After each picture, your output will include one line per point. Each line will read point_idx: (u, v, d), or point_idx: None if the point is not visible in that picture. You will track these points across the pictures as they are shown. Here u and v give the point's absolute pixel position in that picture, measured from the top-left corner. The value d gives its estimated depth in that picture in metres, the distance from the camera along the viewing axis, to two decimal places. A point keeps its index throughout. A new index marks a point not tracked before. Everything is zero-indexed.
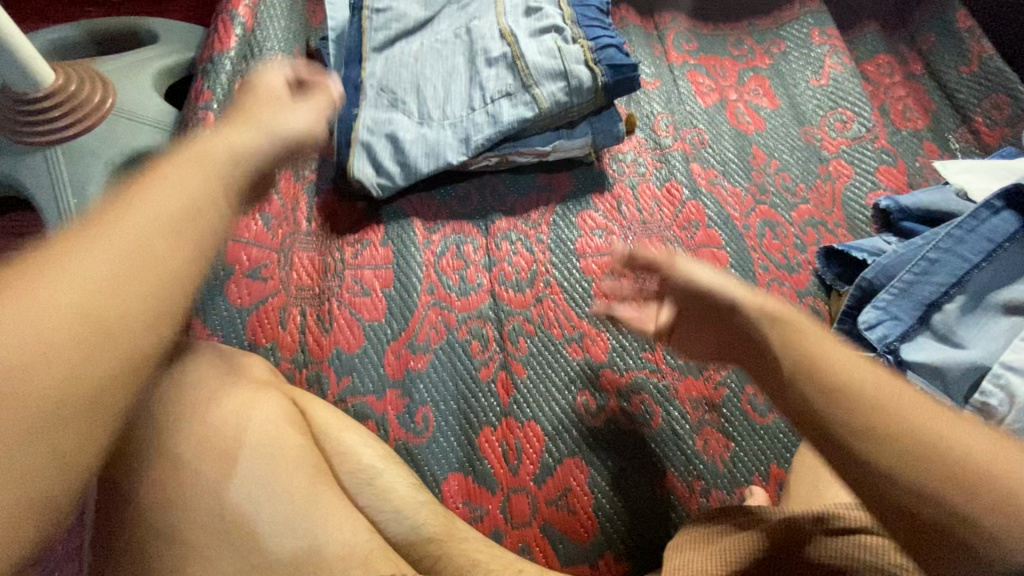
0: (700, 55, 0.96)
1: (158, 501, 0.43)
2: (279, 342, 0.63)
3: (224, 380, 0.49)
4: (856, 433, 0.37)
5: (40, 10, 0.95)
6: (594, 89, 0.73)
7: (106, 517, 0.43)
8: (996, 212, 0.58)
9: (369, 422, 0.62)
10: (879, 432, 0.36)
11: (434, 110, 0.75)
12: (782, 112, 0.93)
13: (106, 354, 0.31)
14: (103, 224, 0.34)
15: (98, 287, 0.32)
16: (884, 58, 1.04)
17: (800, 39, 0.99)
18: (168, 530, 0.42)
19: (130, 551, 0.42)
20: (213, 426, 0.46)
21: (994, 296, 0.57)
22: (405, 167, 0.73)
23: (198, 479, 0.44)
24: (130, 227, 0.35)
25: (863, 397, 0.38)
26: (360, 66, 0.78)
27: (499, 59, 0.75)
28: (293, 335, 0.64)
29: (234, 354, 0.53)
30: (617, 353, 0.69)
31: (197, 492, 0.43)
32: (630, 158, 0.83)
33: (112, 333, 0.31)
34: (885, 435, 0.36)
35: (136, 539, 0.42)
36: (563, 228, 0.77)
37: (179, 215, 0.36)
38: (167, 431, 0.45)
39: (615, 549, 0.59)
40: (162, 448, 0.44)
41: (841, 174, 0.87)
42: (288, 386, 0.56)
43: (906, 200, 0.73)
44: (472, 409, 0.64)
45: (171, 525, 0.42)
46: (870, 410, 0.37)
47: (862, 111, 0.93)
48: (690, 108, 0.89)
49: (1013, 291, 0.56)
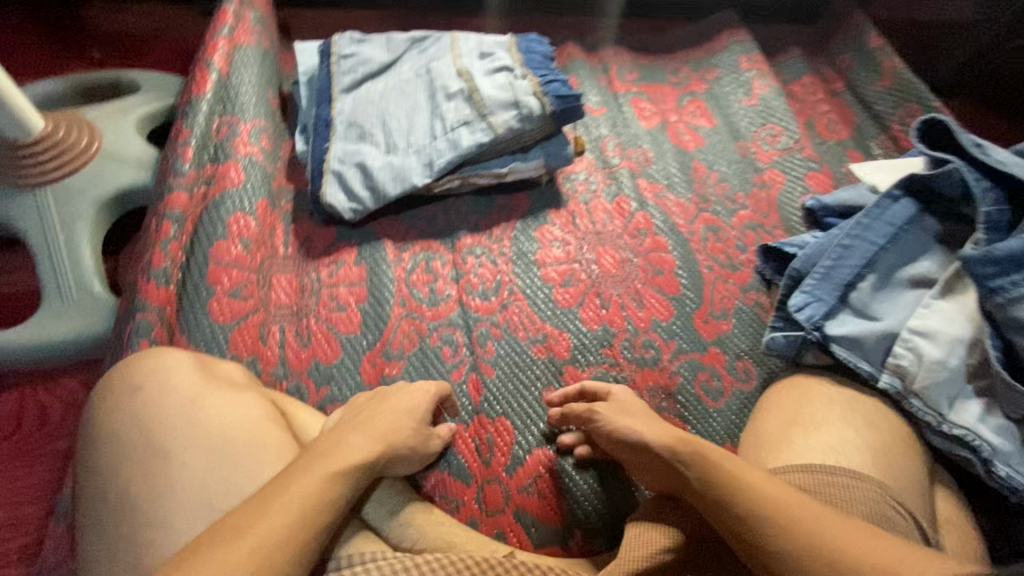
0: (641, 84, 1.06)
1: (149, 494, 0.47)
2: (260, 356, 0.67)
3: (205, 384, 0.53)
4: (768, 532, 0.48)
5: (27, 65, 1.02)
6: (543, 116, 0.81)
7: (102, 511, 0.48)
8: (896, 199, 0.67)
9: None
10: (781, 524, 0.48)
11: (398, 140, 0.82)
12: (719, 130, 1.02)
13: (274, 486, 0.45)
14: (204, 420, 0.50)
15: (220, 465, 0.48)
16: (808, 78, 1.15)
17: (730, 65, 1.09)
18: (158, 520, 0.46)
19: (126, 539, 0.46)
20: (196, 425, 0.50)
21: (901, 272, 0.66)
22: (375, 192, 0.79)
23: (185, 471, 0.48)
24: (218, 418, 0.50)
25: (764, 498, 0.49)
26: (330, 105, 0.85)
27: (457, 94, 0.83)
28: (272, 350, 0.68)
29: (214, 361, 0.57)
30: (578, 350, 0.75)
31: (184, 484, 0.48)
32: (582, 177, 0.91)
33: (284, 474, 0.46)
34: (785, 525, 0.48)
35: (130, 528, 0.46)
36: (524, 241, 0.83)
37: (252, 404, 0.52)
38: (157, 430, 0.50)
39: (584, 528, 0.63)
40: (153, 445, 0.49)
41: (775, 182, 0.95)
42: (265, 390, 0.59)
43: (827, 199, 0.82)
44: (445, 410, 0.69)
45: (161, 515, 0.46)
46: (770, 505, 0.49)
47: (789, 125, 1.02)
48: (635, 130, 0.98)
49: (917, 266, 0.65)
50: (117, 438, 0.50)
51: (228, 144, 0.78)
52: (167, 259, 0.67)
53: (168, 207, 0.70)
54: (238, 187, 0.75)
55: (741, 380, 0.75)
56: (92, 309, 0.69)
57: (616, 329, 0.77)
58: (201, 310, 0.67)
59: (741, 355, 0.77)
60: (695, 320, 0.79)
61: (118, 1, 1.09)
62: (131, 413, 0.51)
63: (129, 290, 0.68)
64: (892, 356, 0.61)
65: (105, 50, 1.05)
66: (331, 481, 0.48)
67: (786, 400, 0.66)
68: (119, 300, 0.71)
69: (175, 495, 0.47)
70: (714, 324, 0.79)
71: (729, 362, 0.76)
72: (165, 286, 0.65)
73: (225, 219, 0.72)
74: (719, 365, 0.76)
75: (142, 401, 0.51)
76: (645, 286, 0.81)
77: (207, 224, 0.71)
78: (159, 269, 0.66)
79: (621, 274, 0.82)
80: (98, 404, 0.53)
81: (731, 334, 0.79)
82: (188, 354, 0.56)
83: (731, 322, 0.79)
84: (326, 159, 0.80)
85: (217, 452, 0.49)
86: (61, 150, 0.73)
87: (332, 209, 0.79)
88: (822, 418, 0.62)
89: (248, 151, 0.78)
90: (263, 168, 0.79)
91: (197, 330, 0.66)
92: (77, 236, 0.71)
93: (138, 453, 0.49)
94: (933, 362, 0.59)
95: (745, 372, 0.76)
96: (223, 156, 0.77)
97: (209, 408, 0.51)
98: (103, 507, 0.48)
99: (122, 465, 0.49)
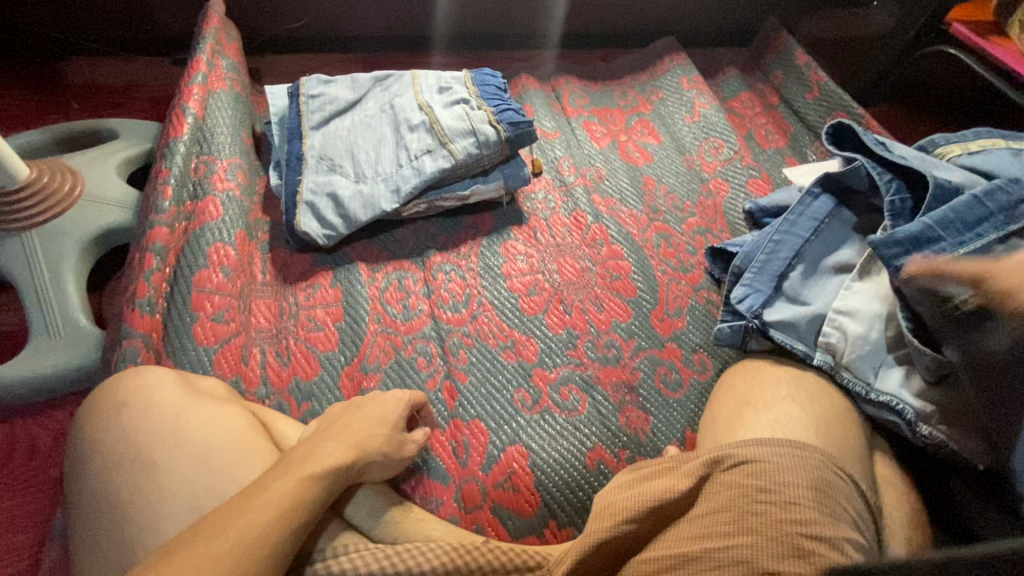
0: (592, 108, 1.15)
1: (140, 500, 0.51)
2: (243, 376, 0.71)
3: (189, 399, 0.57)
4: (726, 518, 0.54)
5: (11, 118, 1.07)
6: (499, 141, 0.88)
7: (94, 519, 0.51)
8: (816, 198, 0.76)
9: None
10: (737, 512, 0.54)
11: (366, 170, 0.88)
12: (666, 146, 1.10)
13: (261, 497, 0.50)
14: (188, 437, 0.54)
15: (210, 482, 0.52)
16: (745, 95, 1.25)
17: (673, 87, 1.19)
18: (150, 524, 0.50)
19: (119, 543, 0.49)
20: (179, 436, 0.54)
21: (827, 261, 0.74)
22: (346, 219, 0.84)
23: (172, 478, 0.52)
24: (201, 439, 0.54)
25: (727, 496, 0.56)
26: (301, 141, 0.91)
27: (419, 126, 0.90)
28: (254, 370, 0.72)
29: (197, 378, 0.61)
30: (545, 353, 0.80)
31: (172, 489, 0.51)
32: (541, 196, 0.98)
33: (265, 487, 0.50)
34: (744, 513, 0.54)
35: (123, 533, 0.50)
36: (489, 256, 0.89)
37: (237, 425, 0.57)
38: (143, 442, 0.54)
39: (557, 517, 0.67)
40: (140, 456, 0.53)
41: (719, 190, 1.04)
42: (247, 404, 0.64)
43: (763, 202, 0.90)
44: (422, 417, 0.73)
45: (151, 520, 0.50)
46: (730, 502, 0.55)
47: (729, 138, 1.11)
48: (587, 151, 1.06)
49: (839, 255, 0.74)
50: (105, 451, 0.54)
51: (205, 181, 0.83)
52: (151, 289, 0.71)
53: (150, 241, 0.74)
54: (217, 221, 0.80)
55: (697, 371, 0.81)
56: (79, 343, 0.73)
57: (578, 332, 0.82)
58: (185, 335, 0.71)
59: (696, 348, 0.83)
60: (651, 320, 0.85)
61: (94, 53, 1.14)
62: (118, 427, 0.55)
63: (115, 321, 0.71)
64: (822, 334, 0.69)
65: (84, 100, 1.10)
66: (311, 481, 0.52)
67: (735, 385, 0.71)
68: (105, 333, 0.75)
69: (163, 502, 0.51)
70: (670, 322, 0.85)
71: (685, 355, 0.82)
72: (150, 315, 0.69)
73: (205, 249, 0.77)
74: (676, 359, 0.82)
75: (127, 415, 0.55)
76: (604, 291, 0.87)
77: (188, 255, 0.76)
78: (144, 298, 0.70)
79: (581, 282, 0.88)
80: (85, 423, 0.56)
81: (686, 330, 0.85)
82: (174, 372, 0.60)
83: (685, 319, 0.85)
84: (300, 191, 0.85)
85: (204, 460, 0.53)
86: (45, 195, 0.77)
87: (306, 237, 0.84)
88: (765, 395, 0.67)
89: (226, 187, 0.84)
90: (240, 202, 0.84)
91: (183, 354, 0.70)
92: (64, 275, 0.76)
93: (127, 463, 0.53)
94: (855, 337, 0.67)
95: (701, 364, 0.81)
96: (201, 192, 0.82)
97: (195, 425, 0.55)
98: (96, 516, 0.51)
99: (112, 476, 0.52)
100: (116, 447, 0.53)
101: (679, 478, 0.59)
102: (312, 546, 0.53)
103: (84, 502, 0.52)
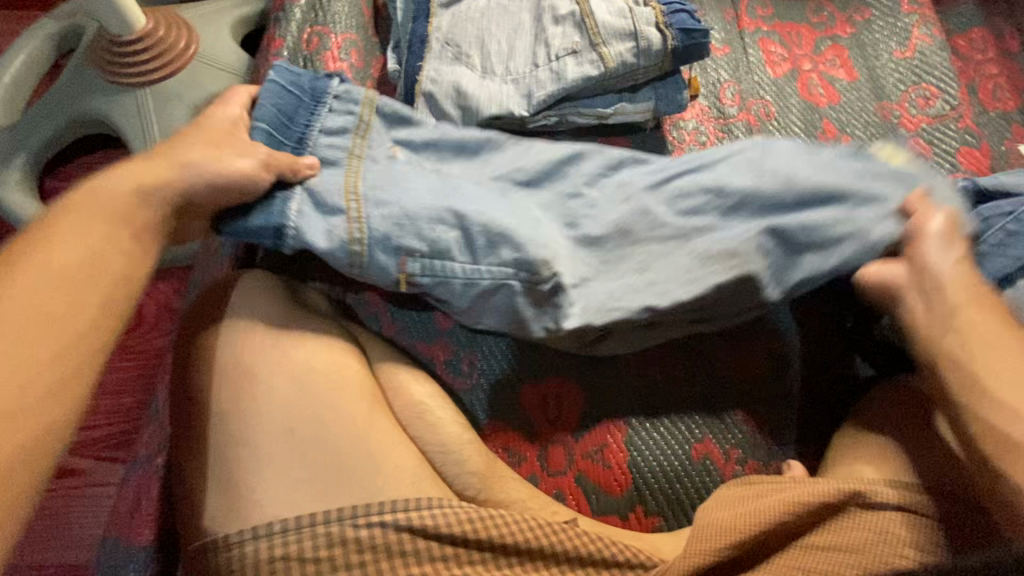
0: (774, 21, 0.91)
1: (239, 433, 0.50)
2: (381, 322, 0.66)
3: (299, 398, 0.52)
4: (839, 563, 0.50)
5: None
6: (663, 52, 0.71)
7: (182, 438, 0.53)
8: None
9: (513, 460, 0.63)
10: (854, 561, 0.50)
11: (495, 67, 0.74)
12: (859, 86, 0.87)
13: (350, 434, 0.51)
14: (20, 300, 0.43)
15: (338, 494, 0.49)
16: (978, 32, 0.96)
17: (887, 7, 0.92)
18: (247, 467, 0.49)
19: (219, 470, 0.50)
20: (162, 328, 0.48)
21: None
22: (466, 119, 0.73)
23: (268, 406, 0.51)
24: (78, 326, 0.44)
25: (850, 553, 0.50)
26: (427, 20, 0.77)
27: (566, 18, 0.74)
28: (388, 319, 0.66)
29: (303, 337, 0.55)
30: (705, 417, 0.65)
31: (272, 413, 0.51)
32: (692, 126, 0.81)
33: (351, 494, 0.49)
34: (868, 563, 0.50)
35: (224, 464, 0.50)
36: (658, 194, 0.61)
37: (343, 453, 0.50)
38: (225, 381, 0.52)
39: (647, 505, 0.61)
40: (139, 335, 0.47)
41: (917, 154, 0.82)
42: (348, 379, 0.54)
43: (984, 181, 0.72)
44: (557, 446, 0.63)
45: (246, 463, 0.49)
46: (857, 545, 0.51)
47: (947, 87, 0.86)
48: (758, 78, 0.86)
49: None
50: (209, 362, 0.54)
51: (317, 58, 0.75)
52: None
53: None
54: None
55: (839, 376, 0.67)
56: None
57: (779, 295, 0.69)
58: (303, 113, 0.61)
59: (844, 349, 0.69)
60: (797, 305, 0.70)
61: None
62: (209, 357, 0.54)
63: None
64: None
65: None
66: (384, 417, 0.54)
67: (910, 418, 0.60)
68: None
69: (258, 433, 0.50)
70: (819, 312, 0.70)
71: (829, 354, 0.68)
72: None
73: None
74: (817, 357, 0.68)
75: (216, 349, 0.54)
76: None
77: None
78: None
79: None
80: (197, 321, 0.57)
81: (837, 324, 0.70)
82: (292, 355, 0.53)
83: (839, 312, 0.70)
84: (373, 94, 0.63)
85: (294, 352, 0.54)
86: (164, 49, 0.78)
87: None
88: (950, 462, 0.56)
89: (338, 67, 0.76)
90: (351, 87, 0.76)
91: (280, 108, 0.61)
92: None
93: (221, 392, 0.52)
94: None
95: (845, 368, 0.68)
96: (312, 70, 0.75)
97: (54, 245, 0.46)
98: (185, 429, 0.53)
99: (199, 392, 0.53)
100: (207, 385, 0.53)
101: (822, 488, 0.53)
102: (377, 493, 0.49)
103: (175, 434, 0.54)
